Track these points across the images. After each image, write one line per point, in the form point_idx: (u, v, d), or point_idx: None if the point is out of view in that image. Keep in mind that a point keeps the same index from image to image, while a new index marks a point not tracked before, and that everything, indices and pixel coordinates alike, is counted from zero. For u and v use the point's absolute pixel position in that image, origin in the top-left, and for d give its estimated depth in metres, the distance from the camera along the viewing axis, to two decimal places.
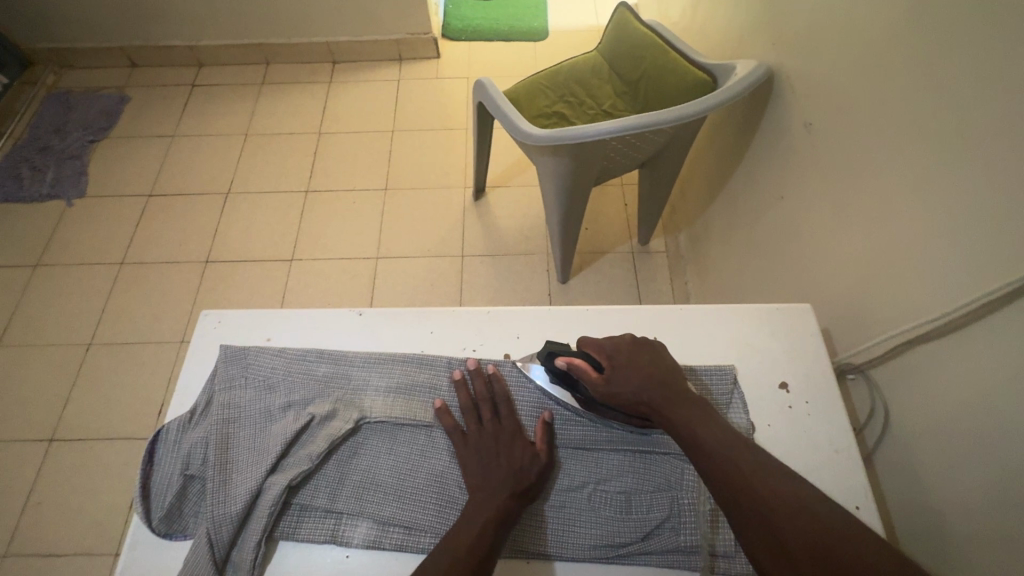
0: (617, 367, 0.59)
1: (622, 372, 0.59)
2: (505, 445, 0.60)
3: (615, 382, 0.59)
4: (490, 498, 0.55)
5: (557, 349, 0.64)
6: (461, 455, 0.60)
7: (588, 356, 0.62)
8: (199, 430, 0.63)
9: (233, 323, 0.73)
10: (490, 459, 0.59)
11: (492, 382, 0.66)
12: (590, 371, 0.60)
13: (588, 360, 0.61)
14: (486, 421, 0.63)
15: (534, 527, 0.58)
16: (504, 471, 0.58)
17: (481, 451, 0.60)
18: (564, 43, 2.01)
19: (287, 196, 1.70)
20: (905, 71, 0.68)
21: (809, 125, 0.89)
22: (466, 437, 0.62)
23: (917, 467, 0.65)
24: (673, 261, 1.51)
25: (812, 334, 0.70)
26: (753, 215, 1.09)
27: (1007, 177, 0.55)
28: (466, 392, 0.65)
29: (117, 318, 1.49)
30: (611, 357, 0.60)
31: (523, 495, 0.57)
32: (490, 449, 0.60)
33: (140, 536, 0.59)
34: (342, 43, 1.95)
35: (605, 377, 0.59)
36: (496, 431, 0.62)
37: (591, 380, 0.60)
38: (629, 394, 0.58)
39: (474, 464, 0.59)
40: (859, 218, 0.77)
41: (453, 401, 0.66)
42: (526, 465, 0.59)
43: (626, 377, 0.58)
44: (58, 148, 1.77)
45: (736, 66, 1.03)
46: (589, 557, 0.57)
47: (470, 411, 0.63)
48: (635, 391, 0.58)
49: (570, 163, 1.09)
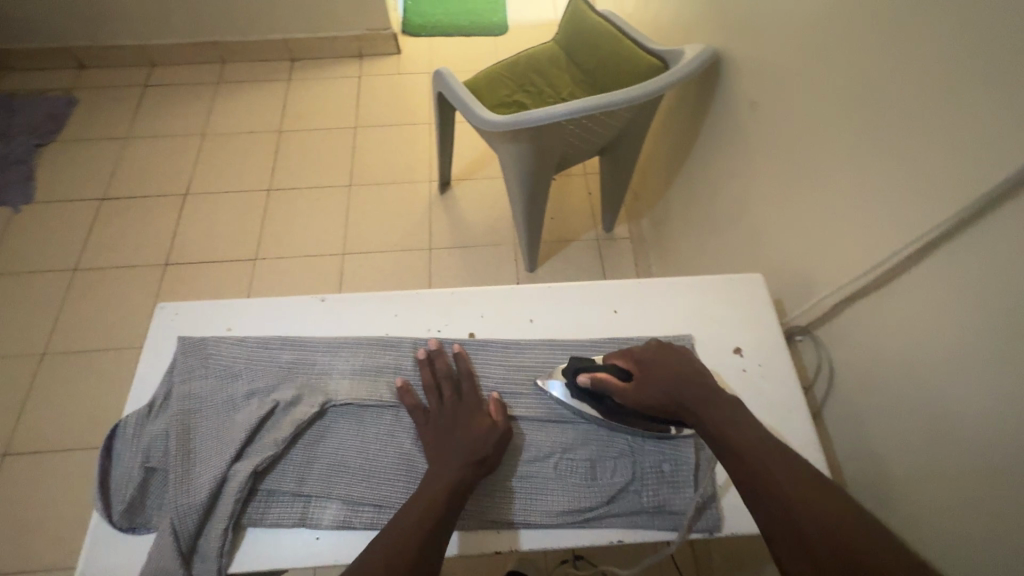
0: (643, 374, 0.61)
1: (650, 378, 0.61)
2: (466, 420, 0.61)
3: (644, 390, 0.60)
4: (442, 473, 0.56)
5: (583, 365, 0.64)
6: (424, 431, 0.61)
7: (613, 369, 0.63)
8: (159, 422, 0.62)
9: (191, 314, 0.72)
10: (452, 434, 0.60)
11: (457, 361, 0.66)
12: (615, 379, 0.61)
13: (612, 371, 0.63)
14: (449, 398, 0.63)
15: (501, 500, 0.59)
16: (460, 444, 0.58)
17: (443, 428, 0.61)
18: (524, 38, 2.03)
19: (248, 196, 1.67)
20: (836, 47, 0.73)
21: (754, 103, 0.93)
22: (432, 415, 0.62)
23: (860, 415, 0.70)
24: (637, 246, 1.55)
25: (762, 299, 0.74)
26: (708, 194, 1.13)
27: (925, 134, 0.59)
28: (429, 370, 0.65)
29: (71, 326, 1.44)
30: (638, 364, 0.62)
31: (478, 469, 0.57)
32: (454, 424, 0.61)
33: (100, 533, 0.58)
34: (300, 40, 1.93)
35: (636, 384, 0.61)
36: (458, 406, 0.62)
37: (620, 389, 0.61)
38: (661, 397, 0.59)
39: (437, 440, 0.60)
40: (801, 188, 0.82)
41: (419, 379, 0.66)
42: (488, 438, 0.59)
43: (657, 381, 0.60)
44: (2, 153, 1.69)
45: (684, 50, 1.06)
46: (556, 523, 0.59)
47: (434, 389, 0.64)
48: (665, 394, 0.59)
49: (531, 148, 1.12)
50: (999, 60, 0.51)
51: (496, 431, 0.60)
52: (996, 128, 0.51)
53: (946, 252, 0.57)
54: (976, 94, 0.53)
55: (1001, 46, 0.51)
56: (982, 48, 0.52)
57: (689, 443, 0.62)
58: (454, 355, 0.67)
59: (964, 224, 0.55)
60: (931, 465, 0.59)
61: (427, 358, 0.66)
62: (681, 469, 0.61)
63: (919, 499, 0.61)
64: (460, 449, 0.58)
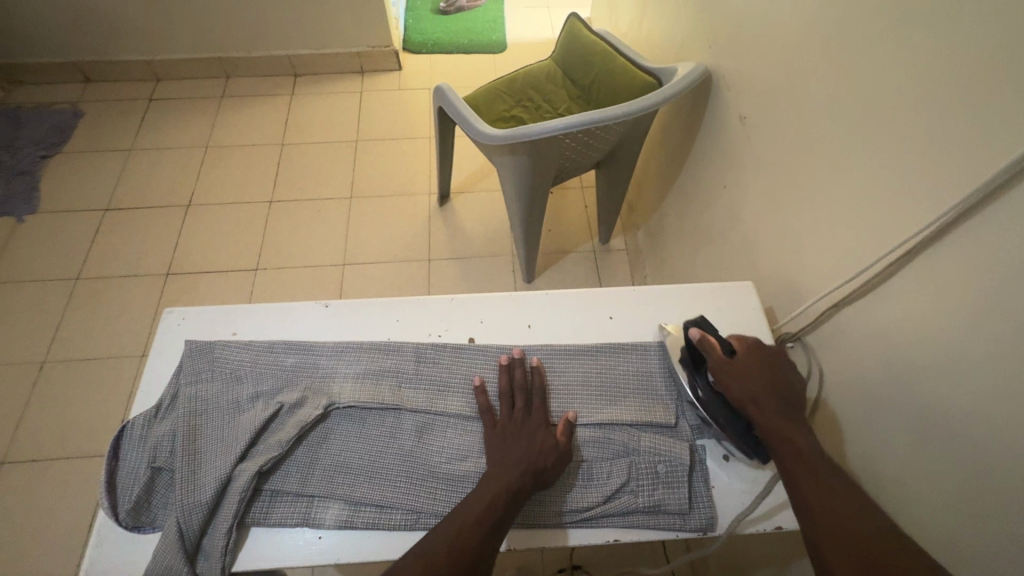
0: (746, 358, 0.62)
1: (751, 364, 0.61)
2: (531, 433, 0.62)
3: (742, 368, 0.61)
4: (503, 475, 0.57)
5: (703, 323, 0.67)
6: (490, 438, 0.62)
7: (726, 341, 0.64)
8: (167, 423, 0.63)
9: (196, 319, 0.74)
10: (517, 442, 0.61)
11: (536, 372, 0.68)
12: (720, 349, 0.63)
13: (721, 341, 0.64)
14: (520, 408, 0.65)
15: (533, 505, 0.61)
16: (523, 454, 0.59)
17: (511, 437, 0.62)
18: (522, 55, 2.08)
19: (251, 207, 1.69)
20: (822, 66, 0.76)
21: (743, 117, 0.97)
22: (500, 424, 0.64)
23: (848, 418, 0.72)
24: (632, 257, 1.57)
25: (755, 307, 0.76)
26: (701, 206, 1.16)
27: (907, 146, 0.62)
28: (507, 378, 0.67)
29: (72, 335, 1.45)
30: (748, 350, 0.63)
31: (537, 476, 0.58)
32: (521, 434, 0.62)
33: (105, 533, 0.58)
34: (303, 57, 1.97)
35: (735, 361, 0.62)
36: (529, 418, 0.64)
37: (717, 357, 0.62)
38: (745, 386, 0.59)
39: (503, 448, 0.61)
40: (790, 200, 0.85)
41: (495, 385, 0.68)
42: (549, 450, 0.60)
43: (753, 372, 0.61)
44: (7, 164, 1.72)
45: (677, 68, 1.10)
46: (558, 521, 0.60)
47: (508, 397, 0.65)
48: (754, 389, 0.59)
49: (530, 161, 1.15)
50: (971, 78, 0.54)
51: (557, 447, 0.61)
52: (972, 138, 0.54)
53: (928, 258, 0.60)
54: (952, 108, 0.56)
55: (974, 63, 0.54)
56: (957, 67, 0.56)
57: (683, 445, 0.64)
58: (533, 367, 0.69)
59: (944, 230, 0.58)
60: (919, 464, 0.61)
61: (508, 365, 0.68)
62: (677, 470, 0.62)
63: (907, 498, 0.63)
64: (522, 457, 0.59)
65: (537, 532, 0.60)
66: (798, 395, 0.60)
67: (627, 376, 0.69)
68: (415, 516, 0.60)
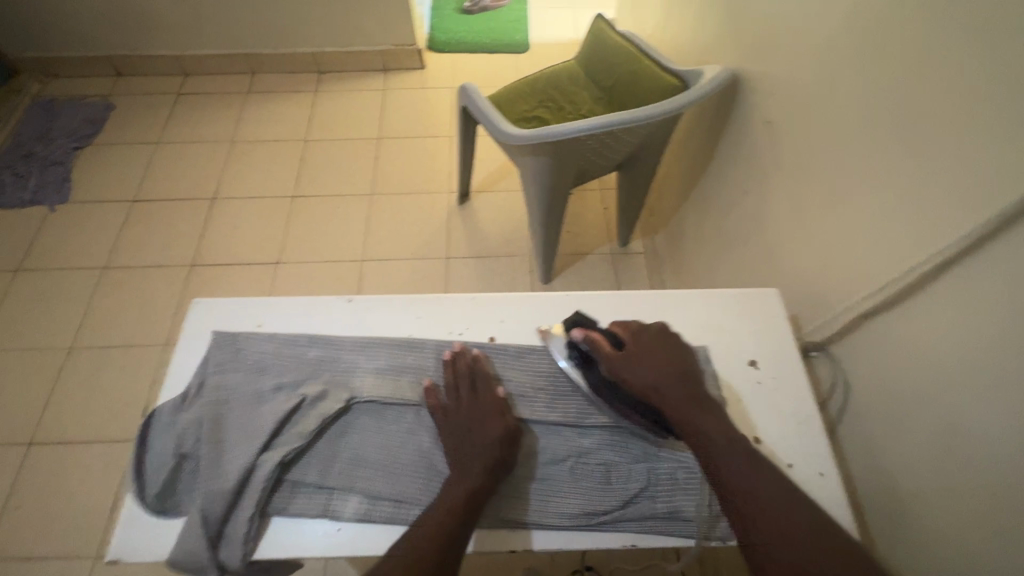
0: (632, 348, 0.65)
1: (638, 352, 0.64)
2: (483, 420, 0.63)
3: (632, 358, 0.64)
4: (465, 477, 0.58)
5: (585, 321, 0.70)
6: (443, 433, 0.63)
7: (609, 333, 0.67)
8: (193, 411, 0.64)
9: (222, 309, 0.75)
10: (472, 436, 0.62)
11: (475, 363, 0.68)
12: (606, 343, 0.66)
13: (608, 334, 0.67)
14: (465, 396, 0.65)
15: (547, 509, 0.61)
16: (478, 451, 0.60)
17: (461, 430, 0.62)
18: (545, 56, 2.08)
19: (273, 202, 1.72)
20: (852, 71, 0.75)
21: (769, 121, 0.96)
22: (451, 417, 0.64)
23: (872, 431, 0.70)
24: (651, 261, 1.56)
25: (779, 314, 0.74)
26: (723, 211, 1.15)
27: (939, 155, 0.61)
28: (450, 371, 0.67)
29: (98, 322, 1.49)
30: (632, 338, 0.66)
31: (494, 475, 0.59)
32: (473, 425, 0.62)
33: (132, 516, 0.60)
34: (328, 54, 2.00)
35: (623, 353, 0.65)
36: (475, 406, 0.64)
37: (606, 352, 0.65)
38: (639, 377, 0.63)
39: (456, 444, 0.62)
40: (816, 207, 0.83)
41: (441, 381, 0.68)
42: (500, 437, 0.61)
43: (642, 360, 0.63)
44: (42, 154, 1.77)
45: (703, 70, 1.09)
46: (520, 524, 0.60)
47: (454, 390, 0.66)
48: (649, 377, 0.62)
49: (551, 162, 1.15)
50: (1008, 86, 0.53)
51: (508, 430, 0.62)
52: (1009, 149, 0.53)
53: (960, 271, 0.58)
54: (988, 118, 0.55)
55: (1012, 71, 0.52)
56: (995, 75, 0.54)
57: None
58: (474, 357, 0.69)
59: (977, 243, 0.56)
60: (944, 482, 0.59)
61: (451, 359, 0.68)
62: (699, 477, 0.61)
63: (931, 515, 0.61)
64: (478, 453, 0.60)
65: (530, 533, 0.60)
66: (699, 374, 0.64)
67: None
68: None
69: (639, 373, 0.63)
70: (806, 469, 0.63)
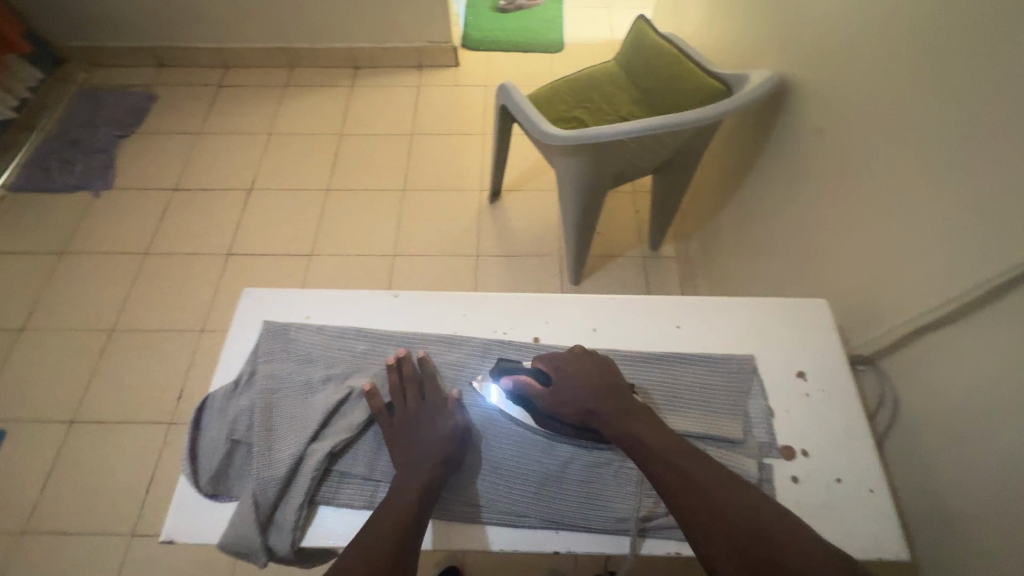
0: (559, 380, 0.64)
1: (567, 381, 0.64)
2: (430, 420, 0.63)
3: (562, 388, 0.63)
4: (413, 477, 0.59)
5: (508, 367, 0.67)
6: (389, 435, 0.63)
7: (536, 371, 0.66)
8: (245, 398, 0.66)
9: (273, 300, 0.76)
10: (420, 436, 0.62)
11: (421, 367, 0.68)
12: (535, 385, 0.64)
13: (535, 376, 0.66)
14: (411, 400, 0.65)
15: (588, 511, 0.61)
16: (424, 451, 0.61)
17: (409, 431, 0.63)
18: (580, 56, 2.07)
19: (307, 195, 1.74)
20: (913, 80, 0.73)
21: (820, 128, 0.93)
22: (397, 418, 0.64)
23: (924, 451, 0.68)
24: (683, 266, 1.54)
25: (829, 326, 0.72)
26: (763, 218, 1.13)
27: (1010, 170, 0.58)
28: (395, 375, 0.67)
29: (138, 306, 1.53)
30: (557, 369, 0.65)
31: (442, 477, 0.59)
32: (420, 427, 0.63)
33: (185, 498, 0.61)
34: (365, 50, 2.02)
35: (553, 389, 0.64)
36: (423, 407, 0.64)
37: (537, 392, 0.64)
38: (574, 402, 0.62)
39: (405, 445, 0.62)
40: (867, 218, 0.81)
41: (385, 384, 0.67)
42: (448, 435, 0.62)
43: (572, 387, 0.63)
44: (88, 141, 1.82)
45: (750, 75, 1.07)
46: (522, 523, 0.61)
47: (399, 392, 0.66)
48: (581, 402, 0.62)
49: (589, 164, 1.14)
50: None
51: (457, 428, 0.63)
52: None
53: None
54: None
55: None
56: None
57: (750, 462, 0.62)
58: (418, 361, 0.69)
59: None
60: (1002, 508, 0.57)
61: (395, 364, 0.67)
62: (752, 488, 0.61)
63: (988, 542, 0.59)
64: (427, 452, 0.60)
65: (574, 536, 0.61)
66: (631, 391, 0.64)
67: (694, 386, 0.68)
68: (474, 509, 0.61)
69: (572, 394, 0.63)
70: (855, 485, 0.62)
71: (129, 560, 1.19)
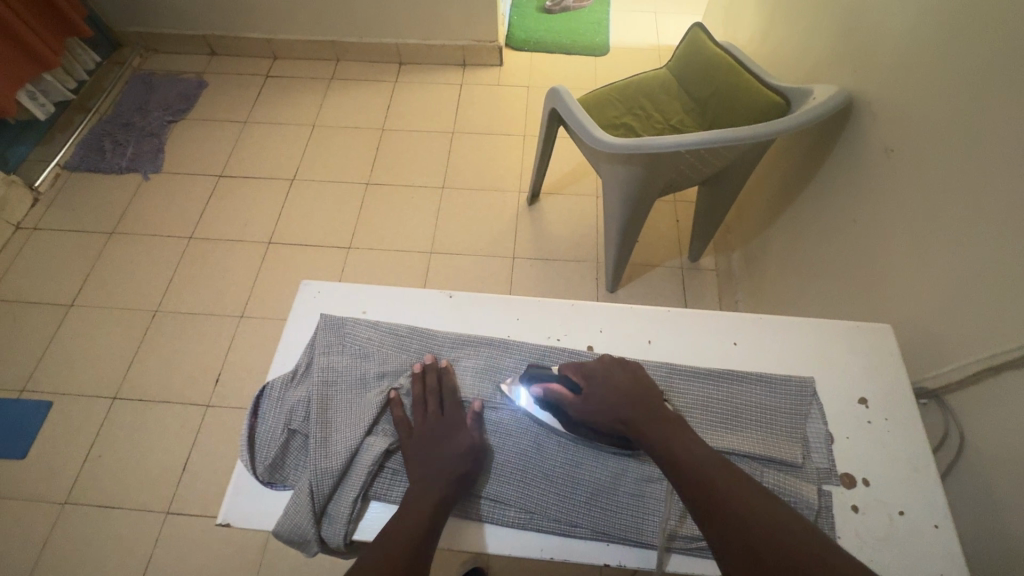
0: (590, 389, 0.63)
1: (599, 391, 0.63)
2: (450, 433, 0.63)
3: (594, 395, 0.63)
4: (429, 488, 0.59)
5: (539, 374, 0.66)
6: (406, 449, 0.63)
7: (565, 380, 0.65)
8: (302, 390, 0.67)
9: (330, 293, 0.77)
10: (436, 451, 0.62)
11: (444, 376, 0.68)
12: (566, 393, 0.63)
13: (565, 385, 0.64)
14: (431, 412, 0.65)
15: (640, 526, 0.60)
16: (438, 464, 0.60)
17: (424, 442, 0.63)
18: (624, 61, 2.05)
19: (348, 188, 1.76)
20: (998, 105, 0.69)
21: (889, 149, 0.90)
22: (415, 430, 0.64)
23: (993, 493, 0.65)
24: (724, 279, 1.52)
25: (893, 353, 0.70)
26: (817, 238, 1.10)
27: None
28: (419, 385, 0.67)
29: (182, 289, 1.57)
30: (588, 378, 0.64)
31: (456, 486, 0.60)
32: (437, 442, 0.62)
33: (242, 484, 0.62)
34: (411, 47, 2.03)
35: (584, 398, 0.63)
36: (440, 421, 0.64)
37: (569, 400, 0.63)
38: (605, 411, 0.62)
39: (419, 458, 0.62)
40: (937, 246, 0.78)
41: (408, 393, 0.68)
42: (463, 453, 0.62)
43: (604, 396, 0.62)
44: (140, 125, 1.88)
45: (813, 91, 1.04)
46: (572, 533, 0.61)
47: (421, 404, 0.66)
48: (612, 408, 0.61)
49: (639, 173, 1.13)
50: None
51: (473, 447, 0.62)
52: None
53: None
54: None
55: None
56: None
57: (811, 487, 0.60)
58: (444, 369, 0.69)
59: None
60: None
61: (420, 373, 0.68)
62: (815, 517, 0.59)
63: None
64: (444, 465, 0.60)
65: (625, 549, 0.60)
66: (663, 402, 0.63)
67: (750, 406, 0.67)
68: (528, 517, 0.61)
69: (606, 398, 0.62)
70: (920, 520, 0.59)
71: (163, 537, 1.22)
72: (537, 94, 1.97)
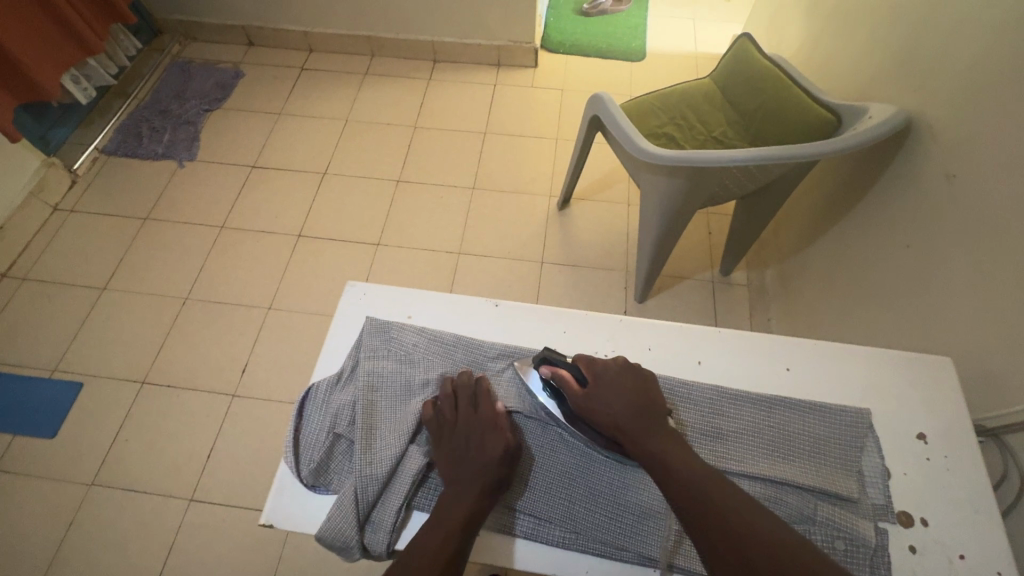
0: (596, 382, 0.62)
1: (601, 391, 0.61)
2: (483, 439, 0.62)
3: (596, 396, 0.61)
4: (461, 503, 0.58)
5: (550, 356, 0.67)
6: (447, 459, 0.62)
7: (574, 368, 0.64)
8: (347, 393, 0.66)
9: (376, 296, 0.76)
10: (472, 460, 0.61)
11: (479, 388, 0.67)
12: (572, 382, 0.63)
13: (573, 373, 0.64)
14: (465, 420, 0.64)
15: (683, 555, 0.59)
16: (470, 475, 0.59)
17: (461, 453, 0.62)
18: (660, 68, 2.03)
19: (378, 184, 1.76)
20: None
21: (951, 175, 0.87)
22: (450, 440, 0.63)
23: None
24: (755, 295, 1.49)
25: (953, 389, 0.68)
26: (864, 260, 1.07)
27: None
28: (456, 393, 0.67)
29: (212, 278, 1.58)
30: (595, 376, 0.63)
31: (489, 500, 0.59)
32: (472, 452, 0.61)
33: (286, 483, 0.62)
34: (446, 44, 2.03)
35: (588, 392, 0.62)
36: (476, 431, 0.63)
37: (572, 391, 0.62)
38: (606, 414, 0.60)
39: (452, 468, 0.61)
40: (1002, 279, 0.75)
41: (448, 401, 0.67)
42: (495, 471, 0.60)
43: (606, 400, 0.61)
44: (176, 113, 1.90)
45: (869, 108, 1.02)
46: (619, 556, 0.60)
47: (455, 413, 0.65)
48: (613, 415, 0.60)
49: (681, 185, 1.11)
50: None
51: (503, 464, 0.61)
52: None
53: None
54: None
55: None
56: None
57: (866, 525, 0.59)
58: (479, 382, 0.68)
59: None
60: None
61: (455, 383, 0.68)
62: (872, 553, 0.58)
63: None
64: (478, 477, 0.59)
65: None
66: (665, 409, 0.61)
67: (804, 435, 0.65)
68: (572, 536, 0.60)
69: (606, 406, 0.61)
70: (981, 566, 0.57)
71: (186, 524, 1.23)
72: (571, 98, 1.96)
